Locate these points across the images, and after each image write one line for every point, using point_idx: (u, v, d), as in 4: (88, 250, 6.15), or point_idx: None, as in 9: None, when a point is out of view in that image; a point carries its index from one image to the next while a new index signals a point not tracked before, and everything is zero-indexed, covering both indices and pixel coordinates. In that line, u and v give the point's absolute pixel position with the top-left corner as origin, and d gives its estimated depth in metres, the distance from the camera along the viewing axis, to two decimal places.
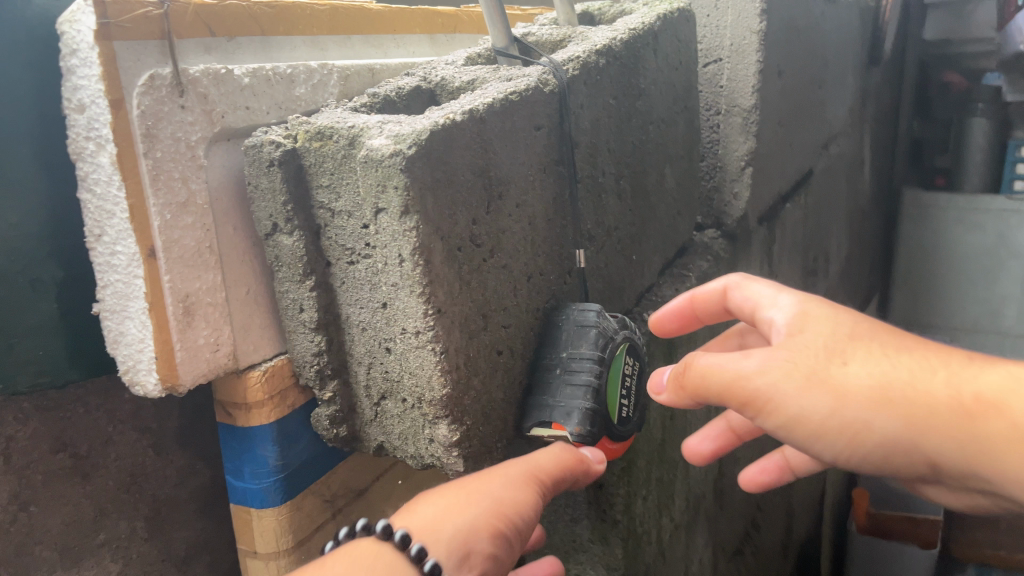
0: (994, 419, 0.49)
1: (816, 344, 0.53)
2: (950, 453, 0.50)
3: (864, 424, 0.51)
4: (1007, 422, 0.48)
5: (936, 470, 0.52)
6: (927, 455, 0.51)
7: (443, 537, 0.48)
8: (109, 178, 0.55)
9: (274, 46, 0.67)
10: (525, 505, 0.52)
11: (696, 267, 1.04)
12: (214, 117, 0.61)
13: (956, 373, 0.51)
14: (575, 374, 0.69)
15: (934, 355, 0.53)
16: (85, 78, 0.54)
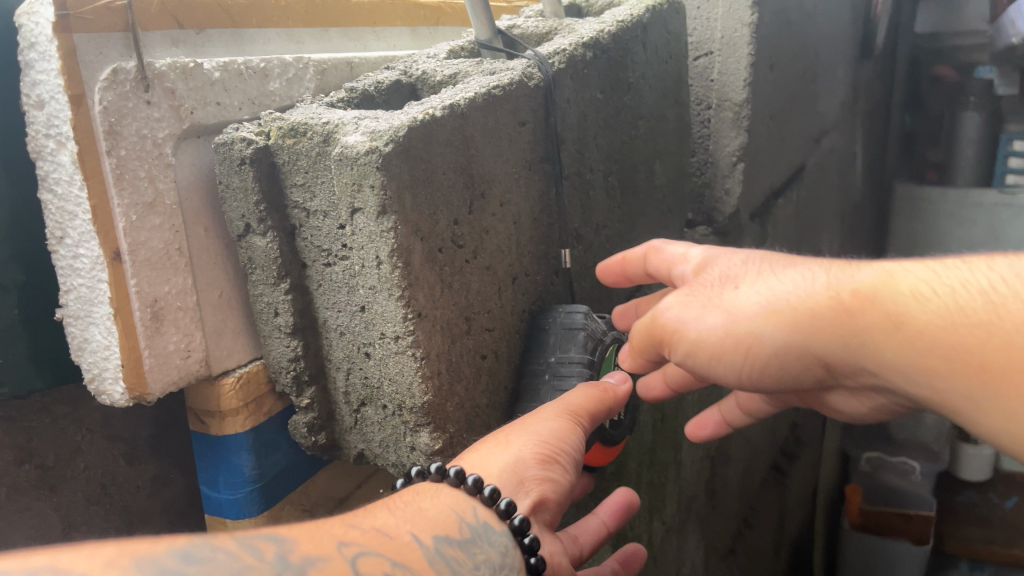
0: (869, 312, 0.49)
1: (712, 276, 0.57)
2: (836, 351, 0.51)
3: (754, 338, 0.53)
4: (880, 313, 0.48)
5: (829, 369, 0.53)
6: (815, 354, 0.52)
7: (494, 468, 0.52)
8: (70, 178, 0.53)
9: (247, 39, 0.65)
10: (566, 433, 0.56)
11: None
12: (182, 113, 0.58)
13: (842, 275, 0.51)
14: (565, 378, 0.67)
15: (827, 264, 0.54)
16: (45, 73, 0.52)
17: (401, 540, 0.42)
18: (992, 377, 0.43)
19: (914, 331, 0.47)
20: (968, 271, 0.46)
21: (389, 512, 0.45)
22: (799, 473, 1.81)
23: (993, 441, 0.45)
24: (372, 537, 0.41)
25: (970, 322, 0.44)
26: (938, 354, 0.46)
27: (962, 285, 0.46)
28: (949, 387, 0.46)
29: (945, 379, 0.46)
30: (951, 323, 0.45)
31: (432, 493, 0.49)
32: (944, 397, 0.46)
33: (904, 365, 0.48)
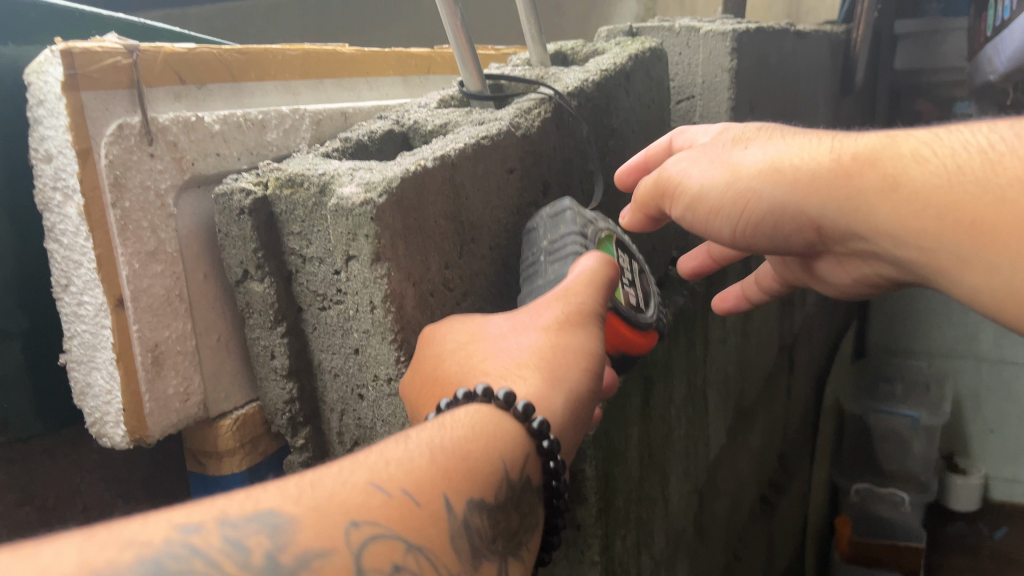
0: (870, 173, 0.53)
1: (728, 139, 0.62)
2: (830, 211, 0.55)
3: (753, 195, 0.57)
4: (879, 174, 0.52)
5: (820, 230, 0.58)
6: (809, 214, 0.56)
7: (551, 407, 0.49)
8: (76, 229, 0.55)
9: (246, 92, 0.67)
10: (600, 360, 0.55)
11: (671, 301, 1.03)
12: (184, 164, 0.61)
13: (845, 142, 0.56)
14: (561, 252, 0.65)
15: (832, 133, 0.58)
16: (52, 128, 0.54)
17: (428, 509, 0.38)
18: (980, 235, 0.47)
19: (910, 191, 0.51)
20: (969, 135, 0.50)
21: (429, 454, 0.41)
22: (788, 505, 1.83)
23: (966, 293, 0.50)
24: (393, 510, 0.37)
25: (967, 177, 0.48)
26: (928, 214, 0.50)
27: (962, 145, 0.50)
28: (936, 244, 0.50)
29: (934, 235, 0.50)
30: (947, 181, 0.49)
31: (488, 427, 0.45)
32: (928, 253, 0.51)
33: (894, 224, 0.52)
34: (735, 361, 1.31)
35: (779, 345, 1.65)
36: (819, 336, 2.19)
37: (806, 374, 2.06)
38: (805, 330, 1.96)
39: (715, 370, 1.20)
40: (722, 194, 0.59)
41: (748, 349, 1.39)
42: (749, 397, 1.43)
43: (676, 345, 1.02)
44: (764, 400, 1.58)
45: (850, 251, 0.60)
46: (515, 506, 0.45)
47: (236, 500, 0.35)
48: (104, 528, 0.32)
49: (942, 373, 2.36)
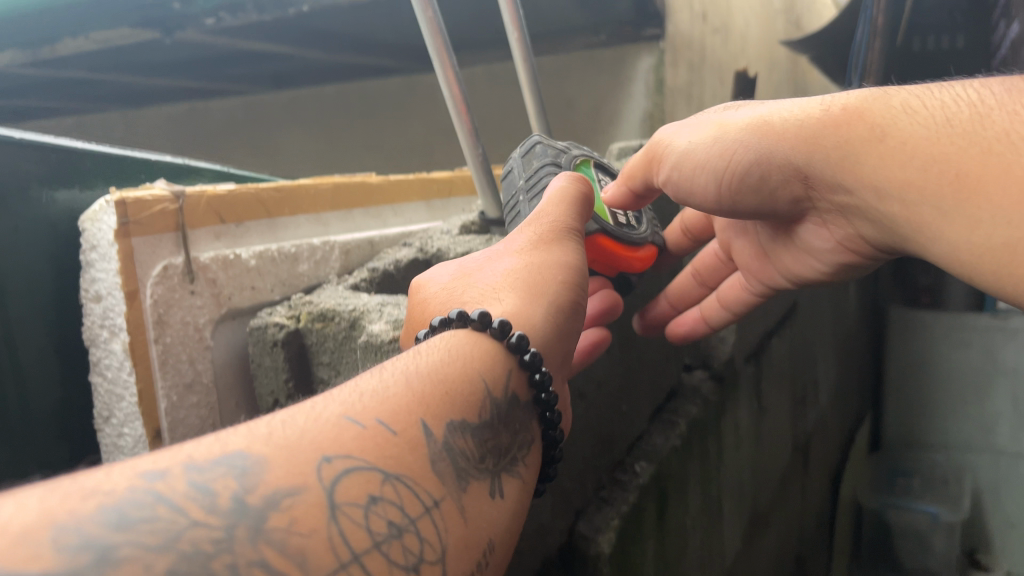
0: (859, 124, 0.53)
1: (723, 106, 0.64)
2: (816, 163, 0.56)
3: (740, 147, 0.59)
4: (867, 124, 0.52)
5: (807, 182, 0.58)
6: (798, 166, 0.57)
7: (534, 317, 0.51)
8: (120, 364, 0.59)
9: (280, 226, 0.71)
10: (586, 282, 0.57)
11: (684, 411, 1.05)
12: (221, 299, 0.64)
13: (834, 96, 0.56)
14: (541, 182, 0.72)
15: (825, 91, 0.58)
16: (103, 272, 0.58)
17: (404, 436, 0.38)
18: (962, 186, 0.47)
19: (899, 140, 0.51)
20: (959, 89, 0.50)
21: (406, 383, 0.41)
22: None
23: (946, 250, 0.50)
24: (367, 440, 0.37)
25: (957, 130, 0.48)
26: (917, 163, 0.49)
27: (954, 99, 0.50)
28: (921, 196, 0.50)
29: (920, 186, 0.49)
30: (937, 134, 0.49)
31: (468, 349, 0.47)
32: (914, 208, 0.50)
33: (879, 173, 0.52)
34: (749, 466, 1.31)
35: (793, 445, 1.66)
36: (833, 432, 2.18)
37: (821, 472, 2.05)
38: (819, 427, 1.96)
39: (729, 476, 1.21)
40: (710, 148, 0.61)
41: (763, 453, 1.40)
42: (764, 500, 1.43)
43: (691, 456, 1.04)
44: (779, 502, 1.57)
45: (832, 208, 0.60)
46: (503, 421, 0.46)
47: (201, 447, 0.34)
48: (68, 479, 0.31)
49: (959, 467, 2.34)
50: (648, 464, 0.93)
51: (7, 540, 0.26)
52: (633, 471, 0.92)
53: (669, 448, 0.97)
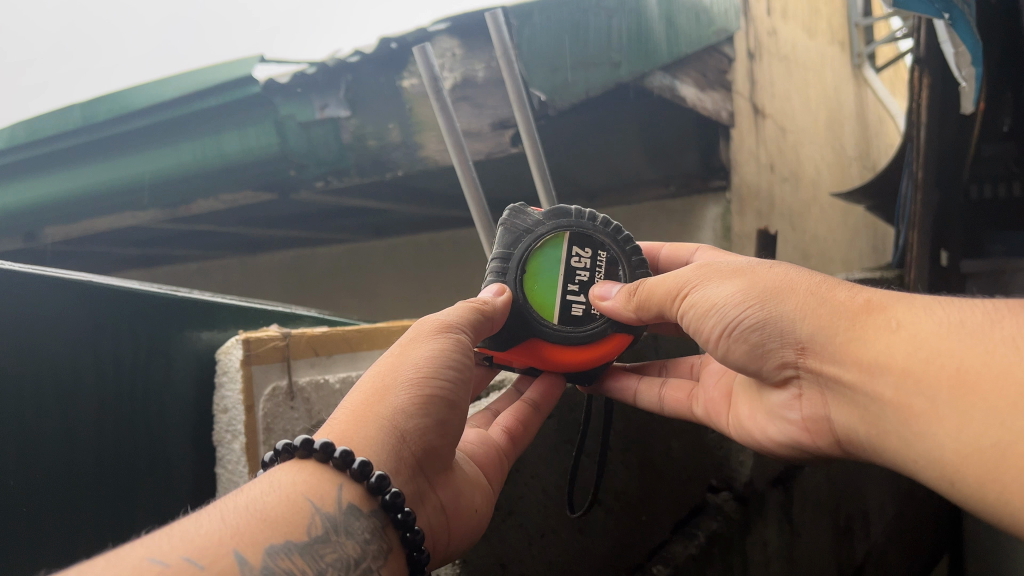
0: (876, 317, 0.69)
1: (716, 271, 0.81)
2: (825, 335, 0.71)
3: (786, 283, 0.75)
4: (883, 317, 0.68)
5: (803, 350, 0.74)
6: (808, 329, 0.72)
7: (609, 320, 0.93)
8: (237, 458, 0.82)
9: (360, 358, 0.94)
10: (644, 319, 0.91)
11: (705, 525, 1.20)
12: (313, 412, 0.86)
13: (859, 294, 0.72)
14: (577, 252, 0.97)
15: (809, 307, 0.72)
16: (231, 390, 0.83)
17: (390, 379, 0.72)
18: (957, 387, 0.60)
19: (909, 332, 0.65)
20: (960, 311, 0.64)
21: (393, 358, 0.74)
22: None
23: (930, 444, 0.63)
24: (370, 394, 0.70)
25: (946, 372, 0.61)
26: (922, 373, 0.63)
27: (959, 320, 0.63)
28: (918, 385, 0.63)
29: (918, 379, 0.63)
30: (932, 355, 0.63)
31: (387, 363, 0.74)
32: (907, 393, 0.64)
33: (879, 355, 0.66)
34: None
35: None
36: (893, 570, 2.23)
37: None
38: (872, 559, 2.02)
39: None
40: (732, 299, 0.77)
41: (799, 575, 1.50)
42: None
43: (712, 566, 1.17)
44: None
45: (811, 382, 0.75)
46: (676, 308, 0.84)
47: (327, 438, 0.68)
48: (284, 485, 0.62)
49: None
50: (664, 566, 1.08)
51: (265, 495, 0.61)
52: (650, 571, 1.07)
53: (686, 554, 1.11)
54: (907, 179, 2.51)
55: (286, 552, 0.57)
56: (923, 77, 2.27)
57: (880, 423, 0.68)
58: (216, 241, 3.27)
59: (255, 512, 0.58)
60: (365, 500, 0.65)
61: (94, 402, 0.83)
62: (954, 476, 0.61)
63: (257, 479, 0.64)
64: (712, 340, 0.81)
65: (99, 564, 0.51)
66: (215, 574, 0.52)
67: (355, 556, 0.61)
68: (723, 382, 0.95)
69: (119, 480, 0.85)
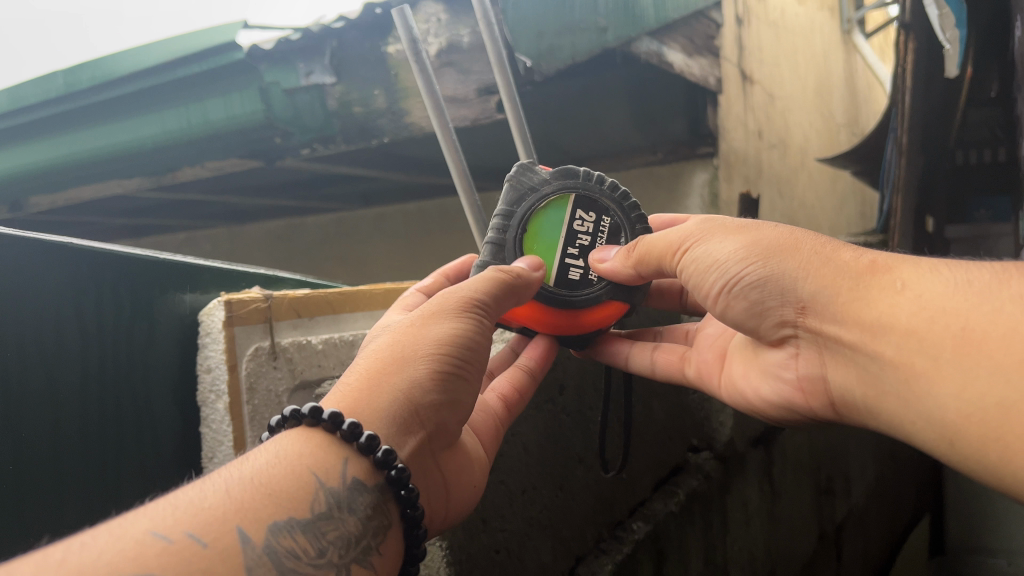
0: (881, 277, 0.67)
1: (720, 228, 0.79)
2: (831, 297, 0.69)
3: (795, 241, 0.74)
4: (889, 278, 0.67)
5: (806, 310, 0.72)
6: (813, 292, 0.71)
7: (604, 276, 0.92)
8: (221, 419, 0.83)
9: (342, 320, 0.95)
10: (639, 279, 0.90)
11: (685, 484, 1.23)
12: (296, 373, 0.87)
13: (865, 255, 0.70)
14: (580, 216, 0.96)
15: (811, 271, 0.71)
16: (214, 351, 0.84)
17: (406, 351, 0.71)
18: (960, 345, 0.59)
19: (914, 293, 0.64)
20: (966, 272, 0.63)
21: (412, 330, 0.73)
22: None
23: (934, 405, 0.62)
24: (385, 362, 0.70)
25: (952, 330, 0.60)
26: (927, 334, 0.62)
27: (966, 280, 0.62)
28: (923, 344, 0.62)
29: (924, 338, 0.62)
30: (938, 316, 0.61)
31: (404, 332, 0.73)
32: (908, 354, 0.63)
33: (884, 315, 0.65)
34: (762, 543, 1.46)
35: (819, 532, 1.79)
36: (874, 527, 2.29)
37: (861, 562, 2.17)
38: (852, 517, 2.06)
39: (737, 550, 1.36)
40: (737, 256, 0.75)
41: (779, 532, 1.54)
42: None
43: (691, 523, 1.20)
44: None
45: (811, 339, 0.74)
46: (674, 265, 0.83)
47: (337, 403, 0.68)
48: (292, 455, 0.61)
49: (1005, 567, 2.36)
50: (644, 524, 1.11)
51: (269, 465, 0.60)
52: (631, 528, 1.10)
53: (665, 512, 1.15)
54: (892, 144, 2.52)
55: (288, 529, 0.57)
56: (909, 41, 2.26)
57: (880, 383, 0.67)
58: (205, 211, 3.26)
59: (259, 484, 0.57)
60: (370, 474, 0.64)
61: (78, 366, 0.84)
62: (955, 436, 0.61)
63: (263, 446, 0.63)
64: (713, 298, 0.79)
65: (102, 537, 0.50)
66: (218, 553, 0.52)
67: (356, 534, 0.61)
68: (717, 343, 0.94)
69: (105, 442, 0.87)
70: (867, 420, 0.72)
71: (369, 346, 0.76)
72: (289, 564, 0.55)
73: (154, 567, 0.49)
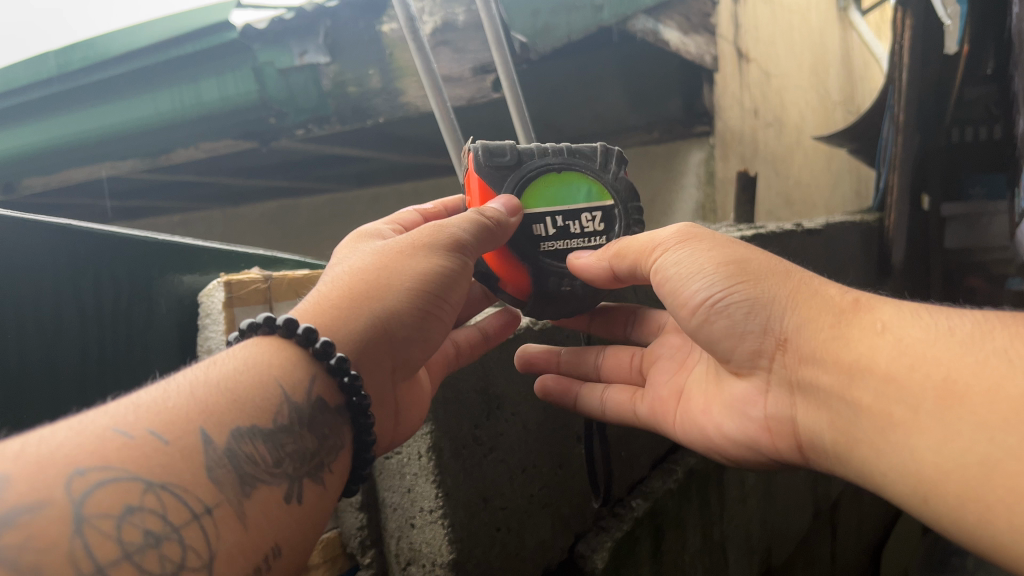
0: (862, 317, 0.64)
1: (698, 238, 0.74)
2: (811, 339, 0.66)
3: (782, 270, 0.70)
4: (869, 319, 0.63)
5: (785, 344, 0.68)
6: (787, 328, 0.67)
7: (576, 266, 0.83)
8: None
9: None
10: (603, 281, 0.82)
11: (683, 461, 1.23)
12: None
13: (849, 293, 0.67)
14: (591, 220, 0.85)
15: (797, 300, 0.67)
16: (214, 331, 0.84)
17: (388, 280, 0.70)
18: (943, 398, 0.55)
19: (894, 337, 0.61)
20: (949, 322, 0.60)
21: (396, 256, 0.72)
22: None
23: (910, 458, 0.57)
24: (366, 284, 0.69)
25: (932, 382, 0.56)
26: (908, 381, 0.58)
27: (951, 330, 0.59)
28: (903, 393, 0.58)
29: (906, 388, 0.58)
30: (918, 366, 0.58)
31: (388, 257, 0.72)
32: (888, 402, 0.59)
33: (863, 358, 0.61)
34: (758, 519, 1.47)
35: (814, 508, 1.81)
36: (869, 503, 2.32)
37: (855, 535, 2.20)
38: (847, 492, 2.09)
39: (734, 526, 1.38)
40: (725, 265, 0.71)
41: (775, 509, 1.56)
42: (777, 557, 1.58)
43: (688, 500, 1.21)
44: (800, 557, 1.74)
45: (786, 378, 0.70)
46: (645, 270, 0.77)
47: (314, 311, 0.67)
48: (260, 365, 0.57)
49: None
50: (643, 501, 1.11)
51: (237, 371, 0.56)
52: (630, 505, 1.11)
53: (664, 490, 1.15)
54: (889, 121, 2.50)
55: (250, 436, 0.52)
56: (907, 18, 2.25)
57: (852, 432, 0.63)
58: (200, 192, 3.25)
59: (224, 389, 0.53)
60: (332, 395, 0.62)
61: (78, 348, 0.84)
62: (929, 494, 0.56)
63: (231, 351, 0.59)
64: (689, 308, 0.73)
65: (59, 431, 0.46)
66: (180, 451, 0.47)
67: (312, 450, 0.58)
68: (674, 380, 0.90)
69: None
70: (834, 468, 0.68)
71: (346, 261, 0.74)
72: (248, 471, 0.51)
73: (111, 458, 0.44)
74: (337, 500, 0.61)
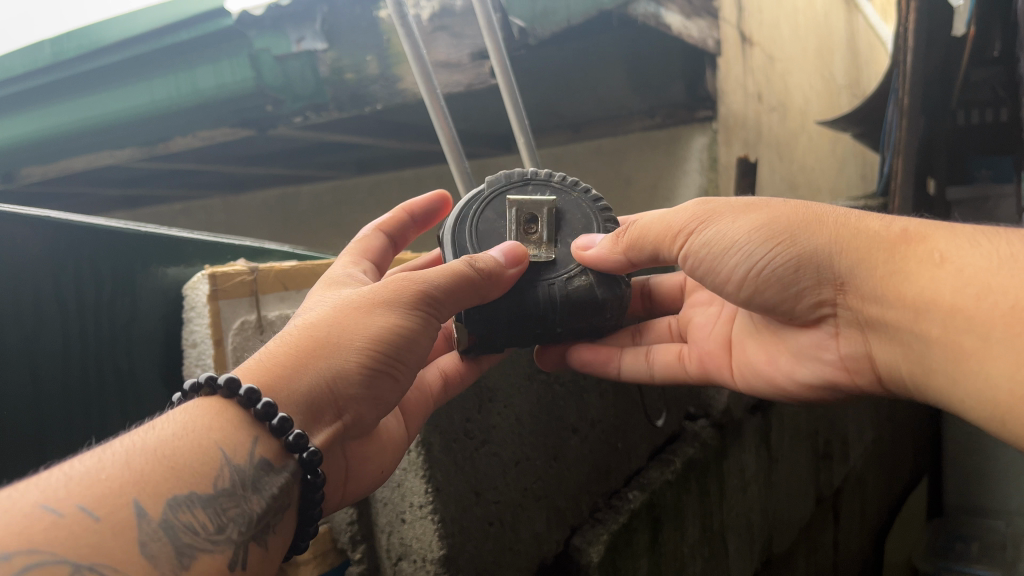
0: (920, 246, 0.65)
1: (722, 206, 0.76)
2: (864, 273, 0.68)
3: (822, 217, 0.71)
4: (930, 246, 0.65)
5: (843, 288, 0.70)
6: (841, 268, 0.69)
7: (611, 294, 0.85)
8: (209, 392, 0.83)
9: None
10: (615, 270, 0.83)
11: (682, 452, 1.21)
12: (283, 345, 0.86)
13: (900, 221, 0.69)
14: None
15: (844, 237, 0.69)
16: (199, 325, 0.83)
17: (343, 339, 0.69)
18: (1011, 320, 0.58)
19: (956, 266, 0.62)
20: (1011, 247, 0.61)
21: (364, 306, 0.71)
22: None
23: (984, 383, 0.60)
24: (320, 342, 0.68)
25: (998, 310, 0.59)
26: (971, 305, 0.60)
27: (1012, 255, 0.60)
28: (970, 323, 0.60)
29: (971, 314, 0.60)
30: (981, 295, 0.60)
31: (351, 310, 0.71)
32: (954, 331, 0.61)
33: (922, 289, 0.63)
34: (759, 509, 1.46)
35: (816, 498, 1.79)
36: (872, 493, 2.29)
37: (858, 526, 2.18)
38: (849, 482, 2.06)
39: (735, 516, 1.36)
40: (741, 229, 0.73)
41: (777, 499, 1.55)
42: (778, 546, 1.56)
43: (687, 491, 1.19)
44: (802, 546, 1.73)
45: (852, 320, 0.72)
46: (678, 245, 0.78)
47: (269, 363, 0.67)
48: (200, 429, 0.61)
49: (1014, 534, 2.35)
50: (640, 493, 1.10)
51: (173, 437, 0.59)
52: (627, 497, 1.09)
53: (662, 482, 1.14)
54: (894, 106, 2.47)
55: (189, 505, 0.56)
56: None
57: (925, 360, 0.65)
58: (201, 180, 3.22)
59: (163, 458, 0.57)
60: (278, 455, 0.65)
61: (59, 338, 0.83)
62: (1009, 412, 0.59)
63: (172, 413, 0.62)
64: (735, 279, 0.76)
65: None
66: (111, 527, 0.50)
67: (257, 513, 0.61)
68: (717, 330, 0.92)
69: (87, 413, 0.86)
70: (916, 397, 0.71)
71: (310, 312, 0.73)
72: (185, 541, 0.54)
73: (41, 541, 0.47)
74: (280, 557, 0.64)
